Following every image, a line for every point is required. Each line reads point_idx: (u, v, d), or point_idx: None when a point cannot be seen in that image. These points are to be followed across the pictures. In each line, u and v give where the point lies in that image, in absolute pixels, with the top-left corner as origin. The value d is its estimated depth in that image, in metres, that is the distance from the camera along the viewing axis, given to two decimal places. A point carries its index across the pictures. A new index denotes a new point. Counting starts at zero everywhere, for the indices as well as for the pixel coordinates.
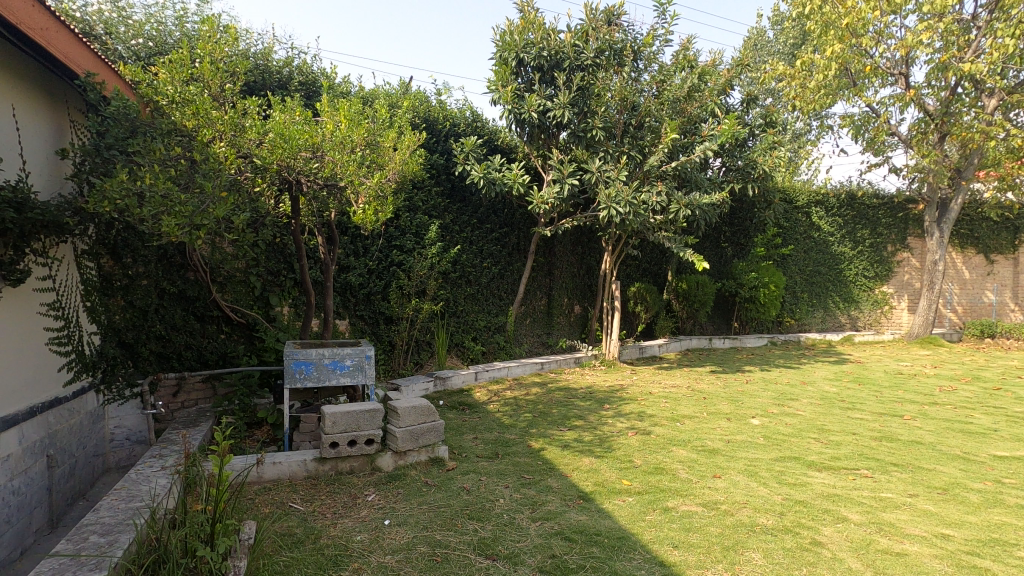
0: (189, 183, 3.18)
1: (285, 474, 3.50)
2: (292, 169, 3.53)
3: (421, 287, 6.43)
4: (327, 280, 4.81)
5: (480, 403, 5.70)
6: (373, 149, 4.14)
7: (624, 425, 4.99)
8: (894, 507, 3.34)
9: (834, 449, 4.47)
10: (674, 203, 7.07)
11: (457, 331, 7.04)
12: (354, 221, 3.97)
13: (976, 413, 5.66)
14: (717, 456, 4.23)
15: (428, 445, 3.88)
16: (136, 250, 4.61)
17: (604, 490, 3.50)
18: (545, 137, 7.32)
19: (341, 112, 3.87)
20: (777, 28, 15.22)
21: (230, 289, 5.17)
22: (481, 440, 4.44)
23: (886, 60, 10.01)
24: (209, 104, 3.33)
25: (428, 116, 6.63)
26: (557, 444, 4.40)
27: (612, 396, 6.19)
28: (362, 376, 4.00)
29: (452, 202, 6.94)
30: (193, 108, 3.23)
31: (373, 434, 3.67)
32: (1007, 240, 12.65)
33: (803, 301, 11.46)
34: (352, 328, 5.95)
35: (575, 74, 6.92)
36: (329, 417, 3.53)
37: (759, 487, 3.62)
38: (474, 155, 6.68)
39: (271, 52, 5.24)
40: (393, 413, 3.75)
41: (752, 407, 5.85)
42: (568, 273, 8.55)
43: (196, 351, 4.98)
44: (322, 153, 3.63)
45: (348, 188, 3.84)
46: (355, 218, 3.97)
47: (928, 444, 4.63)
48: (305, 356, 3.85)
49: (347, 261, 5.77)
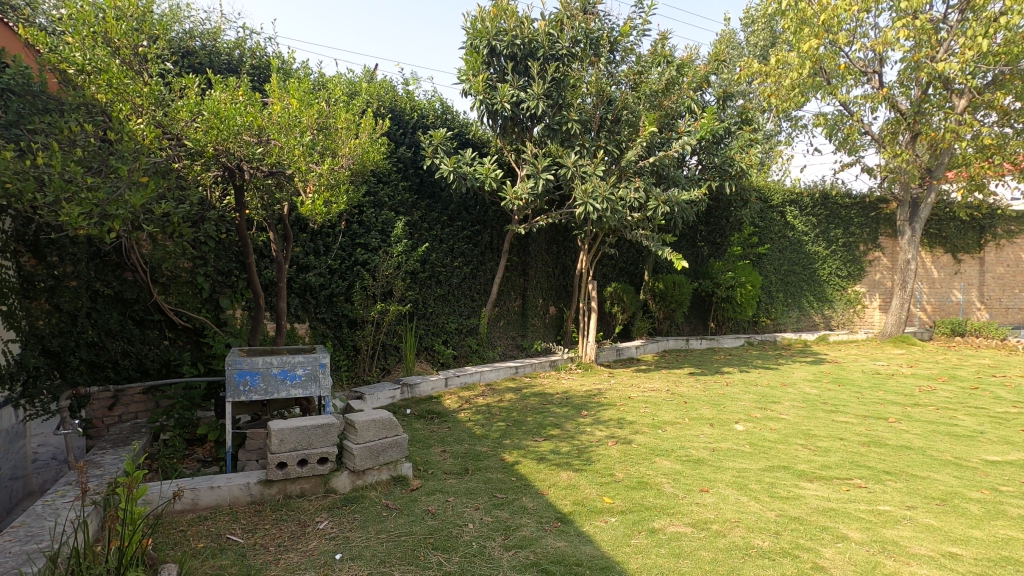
0: (106, 168, 2.75)
1: (224, 500, 3.07)
2: (231, 153, 3.10)
3: (387, 288, 6.03)
4: (281, 280, 4.38)
5: (451, 411, 5.33)
6: (327, 134, 3.78)
7: (603, 434, 4.70)
8: (895, 522, 3.10)
9: (824, 456, 4.25)
10: (652, 199, 6.81)
11: (427, 334, 6.66)
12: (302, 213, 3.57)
13: (960, 415, 5.53)
14: (703, 466, 3.96)
15: (390, 463, 3.50)
16: (63, 247, 4.11)
17: (584, 510, 3.18)
18: (518, 130, 7.02)
19: (290, 95, 3.52)
20: (750, 29, 15.26)
21: (175, 290, 4.71)
22: (449, 454, 4.08)
23: (860, 59, 9.99)
24: (126, 73, 2.91)
25: (395, 106, 6.22)
26: (532, 457, 4.07)
27: (589, 401, 5.90)
28: (316, 388, 3.60)
29: (421, 198, 6.55)
30: (103, 75, 2.80)
31: (327, 452, 3.28)
32: (973, 239, 12.86)
33: (778, 300, 11.41)
34: (312, 332, 5.55)
35: (550, 64, 6.59)
36: (277, 435, 3.13)
37: (751, 502, 3.35)
38: (444, 148, 6.30)
39: (219, 32, 4.79)
40: (350, 428, 3.37)
41: (734, 411, 5.62)
42: (543, 273, 8.24)
43: (135, 360, 4.51)
44: (267, 138, 3.26)
45: (295, 175, 3.43)
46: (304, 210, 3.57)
47: (918, 448, 4.45)
48: (250, 366, 3.43)
49: (306, 260, 5.35)
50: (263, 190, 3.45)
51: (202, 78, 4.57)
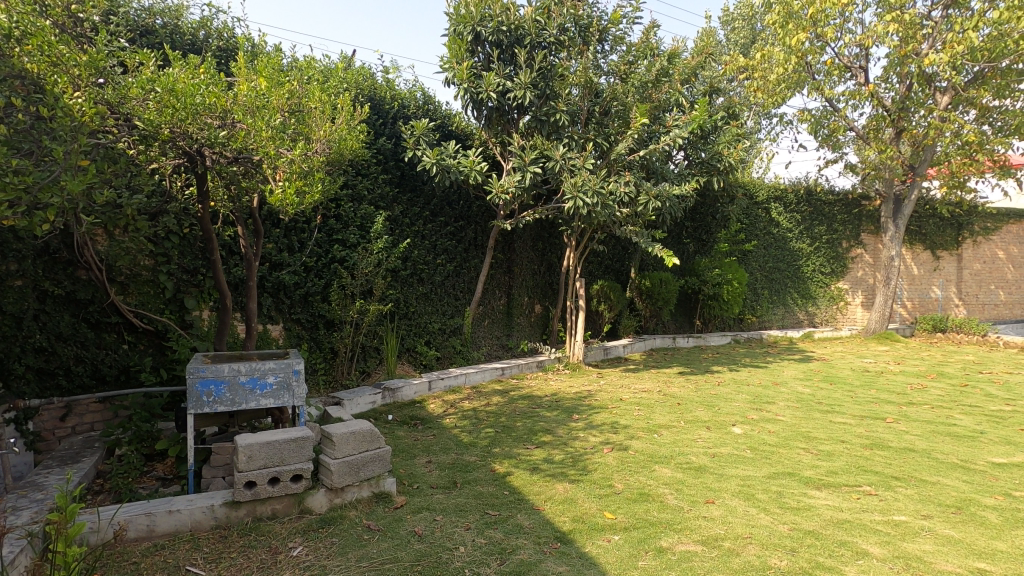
0: (41, 151, 2.44)
1: (185, 526, 2.75)
2: (190, 137, 2.78)
3: (367, 287, 5.70)
4: (252, 280, 4.03)
5: (435, 417, 5.04)
6: (299, 117, 3.45)
7: (598, 440, 4.46)
8: (914, 535, 2.92)
9: (828, 460, 4.06)
10: (642, 193, 6.60)
11: (409, 334, 6.35)
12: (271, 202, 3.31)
13: (956, 414, 5.43)
14: (705, 475, 3.74)
15: (371, 478, 3.20)
16: (7, 243, 3.70)
17: (585, 527, 2.93)
18: (504, 121, 6.73)
19: (258, 75, 3.22)
20: (733, 27, 15.24)
21: (135, 290, 4.34)
22: (435, 465, 3.80)
23: (847, 54, 9.94)
24: (60, 39, 2.64)
25: (373, 94, 5.89)
26: (525, 466, 3.81)
27: (580, 404, 5.65)
28: (289, 397, 3.28)
29: (402, 192, 6.22)
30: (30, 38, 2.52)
31: (302, 469, 2.97)
32: (951, 236, 12.99)
33: (763, 298, 11.34)
34: (286, 334, 5.23)
35: (536, 52, 6.31)
36: (245, 450, 2.81)
37: (761, 515, 3.12)
38: (426, 139, 5.99)
39: (182, 9, 4.41)
40: (327, 441, 3.07)
41: (729, 412, 5.43)
42: (529, 271, 7.98)
43: (90, 366, 4.13)
44: (232, 121, 2.89)
45: (264, 162, 3.09)
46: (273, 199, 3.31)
47: (922, 451, 4.30)
48: (215, 374, 3.09)
49: (279, 257, 5.02)
50: (227, 179, 3.10)
51: (161, 55, 4.17)
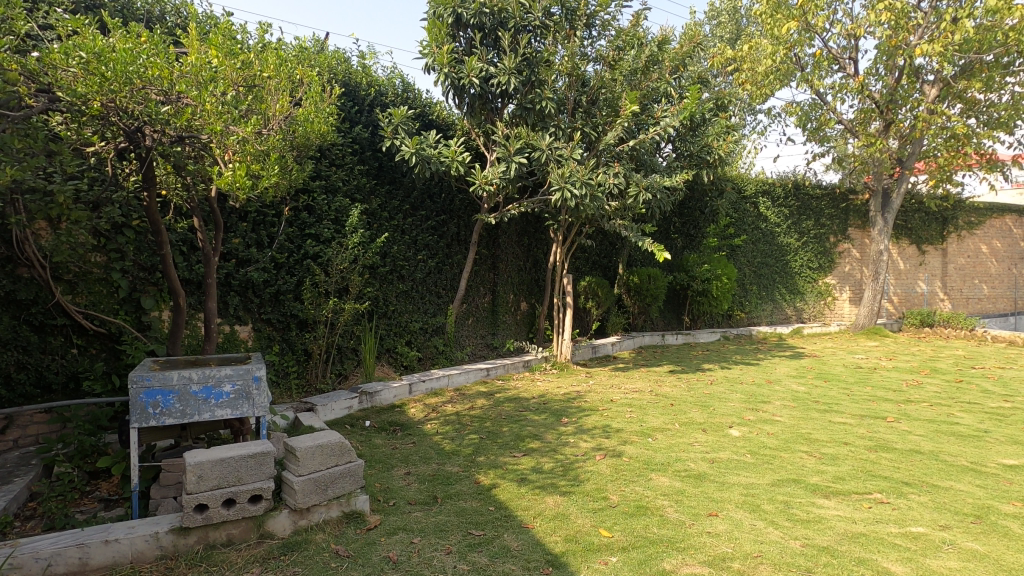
0: None
1: (124, 557, 2.40)
2: (123, 111, 2.47)
3: (342, 284, 5.35)
4: (210, 277, 3.68)
5: (415, 423, 4.72)
6: (251, 91, 3.09)
7: (589, 446, 4.18)
8: (936, 550, 2.67)
9: (833, 465, 3.83)
10: (632, 185, 6.35)
11: (388, 335, 6.01)
12: (218, 186, 2.75)
13: (957, 412, 5.25)
14: (706, 483, 3.48)
15: (341, 497, 2.87)
16: None
17: (579, 548, 2.64)
18: (487, 110, 6.41)
19: (208, 46, 2.86)
20: (718, 21, 15.11)
21: (85, 290, 3.97)
22: (414, 477, 3.48)
23: (835, 45, 9.77)
24: None
25: (349, 80, 5.56)
26: (512, 478, 3.51)
27: (568, 406, 5.37)
28: (249, 406, 2.94)
29: (380, 184, 5.87)
30: None
31: (261, 488, 2.64)
32: (936, 231, 12.99)
33: (752, 294, 11.22)
34: (256, 336, 4.90)
35: (520, 36, 6.01)
36: (194, 469, 2.49)
37: (769, 529, 2.86)
38: (405, 128, 5.64)
39: None
40: (290, 456, 2.75)
41: (725, 414, 5.19)
42: (514, 267, 7.68)
43: (33, 373, 3.76)
44: (178, 96, 2.59)
45: (212, 142, 2.74)
46: (219, 182, 2.75)
47: (928, 452, 4.08)
48: (162, 383, 2.75)
49: (246, 253, 4.69)
50: (173, 162, 2.78)
51: (98, 23, 3.71)
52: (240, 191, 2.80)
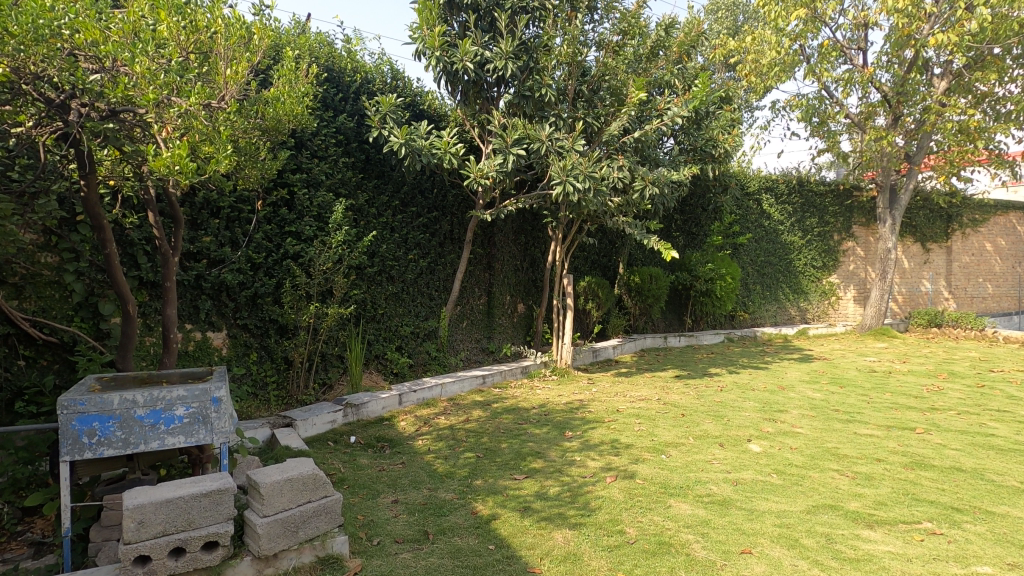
0: None
1: None
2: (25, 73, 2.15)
3: (326, 286, 4.91)
4: (169, 281, 3.23)
5: (406, 438, 4.29)
6: (204, 61, 2.80)
7: (597, 465, 3.78)
8: None
9: (870, 487, 3.43)
10: (637, 179, 5.94)
11: (377, 340, 5.58)
12: (153, 168, 2.34)
13: (989, 422, 4.89)
14: (733, 512, 3.07)
15: (315, 539, 2.44)
16: None
17: None
18: (482, 99, 5.99)
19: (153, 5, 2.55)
20: (718, 15, 14.73)
21: (34, 295, 3.51)
22: (403, 507, 3.06)
23: (844, 35, 9.39)
24: None
25: (331, 64, 5.13)
26: (514, 506, 3.10)
27: (572, 418, 4.95)
28: (206, 433, 2.50)
29: (367, 178, 5.43)
30: None
31: (217, 533, 2.21)
32: (941, 228, 12.71)
33: (755, 293, 10.85)
34: (231, 343, 4.46)
35: (518, 17, 5.57)
36: (133, 514, 2.06)
37: (815, 572, 2.46)
38: (394, 116, 5.21)
39: None
40: (253, 493, 2.33)
41: (741, 425, 4.78)
42: (511, 267, 7.27)
43: None
44: (114, 64, 2.35)
45: (149, 115, 2.42)
46: (154, 164, 2.34)
47: (971, 470, 3.71)
48: (100, 407, 2.31)
49: (219, 253, 4.25)
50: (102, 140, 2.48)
51: None
52: (181, 175, 2.38)
